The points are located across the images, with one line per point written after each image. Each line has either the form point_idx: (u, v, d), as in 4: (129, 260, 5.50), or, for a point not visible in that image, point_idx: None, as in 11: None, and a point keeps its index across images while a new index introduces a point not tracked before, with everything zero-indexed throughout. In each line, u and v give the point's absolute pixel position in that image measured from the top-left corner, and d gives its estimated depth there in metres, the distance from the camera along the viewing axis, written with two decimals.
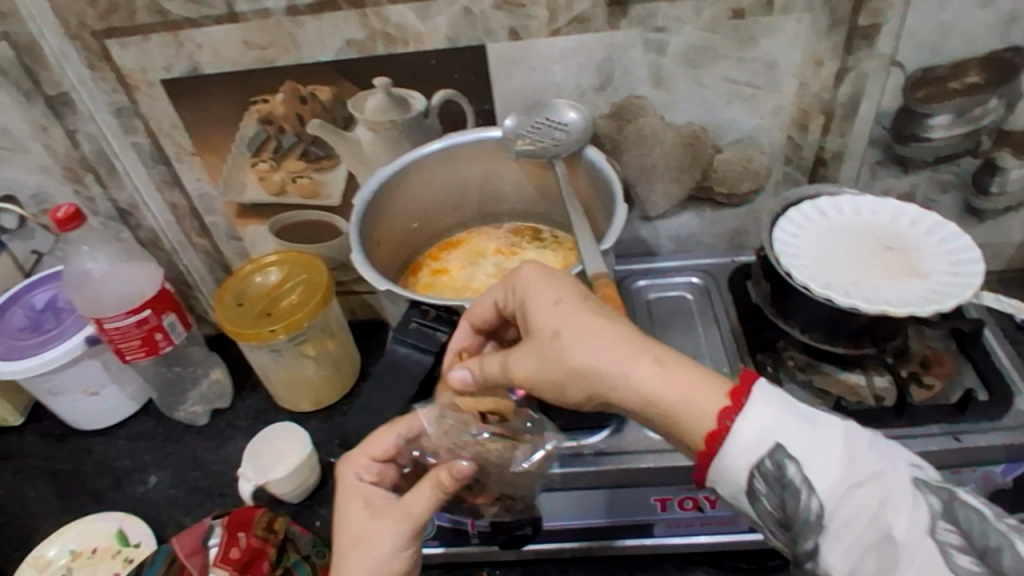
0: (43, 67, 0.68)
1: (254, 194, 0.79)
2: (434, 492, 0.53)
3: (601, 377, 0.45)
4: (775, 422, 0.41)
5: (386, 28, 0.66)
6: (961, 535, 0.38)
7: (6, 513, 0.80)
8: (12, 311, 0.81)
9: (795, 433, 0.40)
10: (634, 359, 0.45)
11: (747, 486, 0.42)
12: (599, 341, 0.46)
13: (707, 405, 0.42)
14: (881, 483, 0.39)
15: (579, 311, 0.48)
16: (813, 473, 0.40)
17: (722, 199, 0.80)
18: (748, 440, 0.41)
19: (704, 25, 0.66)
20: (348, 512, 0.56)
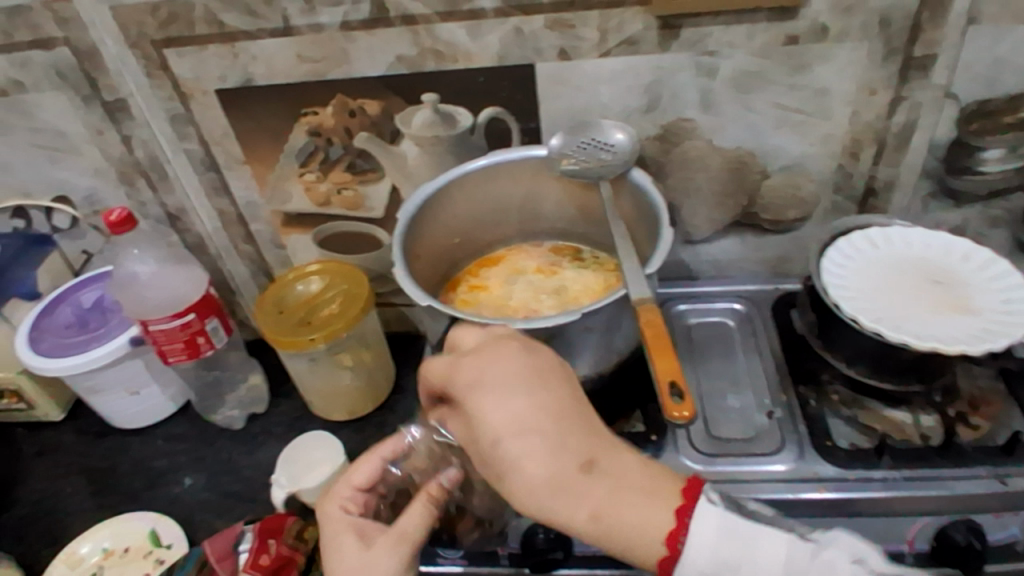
0: (103, 73, 0.70)
1: (299, 204, 0.80)
2: (425, 506, 0.56)
3: (542, 501, 0.44)
4: (720, 549, 0.42)
5: (436, 45, 0.67)
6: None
7: (44, 507, 0.82)
8: (61, 308, 0.83)
9: (737, 561, 0.42)
10: (579, 491, 0.44)
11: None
12: (544, 469, 0.45)
13: (649, 534, 0.43)
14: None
15: (525, 426, 0.46)
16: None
17: (767, 226, 0.78)
18: (695, 571, 0.43)
19: (756, 50, 0.65)
20: (340, 552, 0.55)
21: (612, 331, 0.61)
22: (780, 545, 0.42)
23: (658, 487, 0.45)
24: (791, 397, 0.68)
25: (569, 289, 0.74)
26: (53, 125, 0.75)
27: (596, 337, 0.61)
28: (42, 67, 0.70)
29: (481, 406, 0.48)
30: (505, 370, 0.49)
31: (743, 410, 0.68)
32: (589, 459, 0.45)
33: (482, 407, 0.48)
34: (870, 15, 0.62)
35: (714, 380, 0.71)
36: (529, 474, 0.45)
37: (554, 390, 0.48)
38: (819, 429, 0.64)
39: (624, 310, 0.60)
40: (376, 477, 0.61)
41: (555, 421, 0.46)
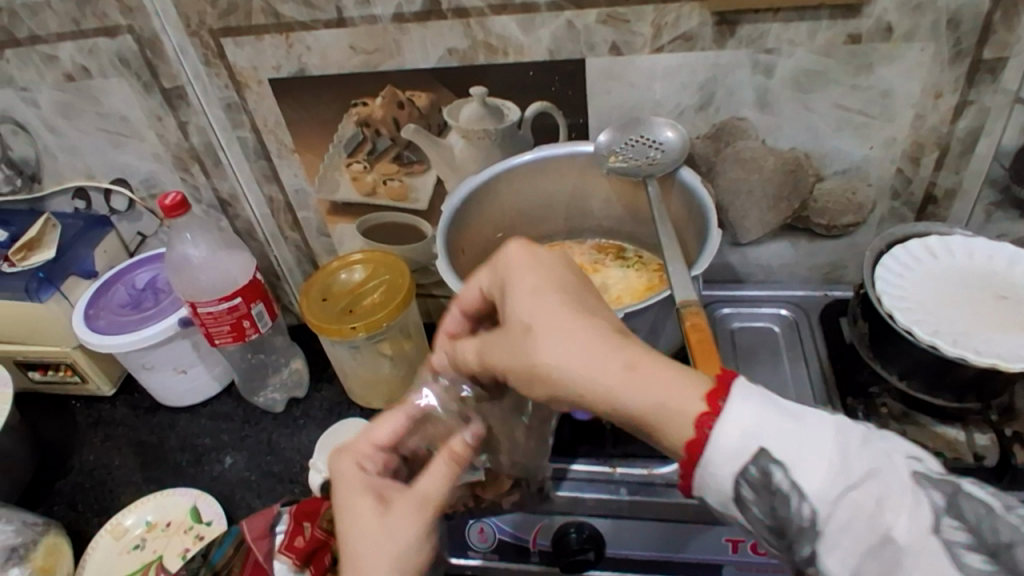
0: (163, 61, 0.72)
1: (346, 193, 0.81)
2: (450, 466, 0.52)
3: (570, 362, 0.41)
4: (763, 422, 0.36)
5: (488, 38, 0.67)
6: (968, 531, 0.32)
7: (94, 477, 0.85)
8: (116, 287, 0.86)
9: (780, 428, 0.35)
10: (608, 351, 0.40)
11: (732, 493, 0.36)
12: (573, 335, 0.42)
13: (686, 391, 0.38)
14: (886, 487, 0.34)
15: (553, 301, 0.44)
16: (803, 477, 0.34)
17: (820, 230, 0.76)
18: (728, 440, 0.36)
19: (817, 49, 0.63)
20: (352, 506, 0.50)
21: (654, 332, 0.60)
22: (833, 426, 0.35)
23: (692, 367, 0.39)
24: (838, 408, 0.65)
25: (613, 289, 0.74)
26: (115, 110, 0.78)
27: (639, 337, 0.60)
28: (106, 53, 0.73)
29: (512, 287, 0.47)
30: (540, 258, 0.48)
31: None
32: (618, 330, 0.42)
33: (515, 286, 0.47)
34: (940, 15, 0.60)
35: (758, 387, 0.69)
36: (557, 345, 0.42)
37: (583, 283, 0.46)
38: None
39: (668, 311, 0.59)
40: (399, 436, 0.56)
41: (583, 301, 0.44)
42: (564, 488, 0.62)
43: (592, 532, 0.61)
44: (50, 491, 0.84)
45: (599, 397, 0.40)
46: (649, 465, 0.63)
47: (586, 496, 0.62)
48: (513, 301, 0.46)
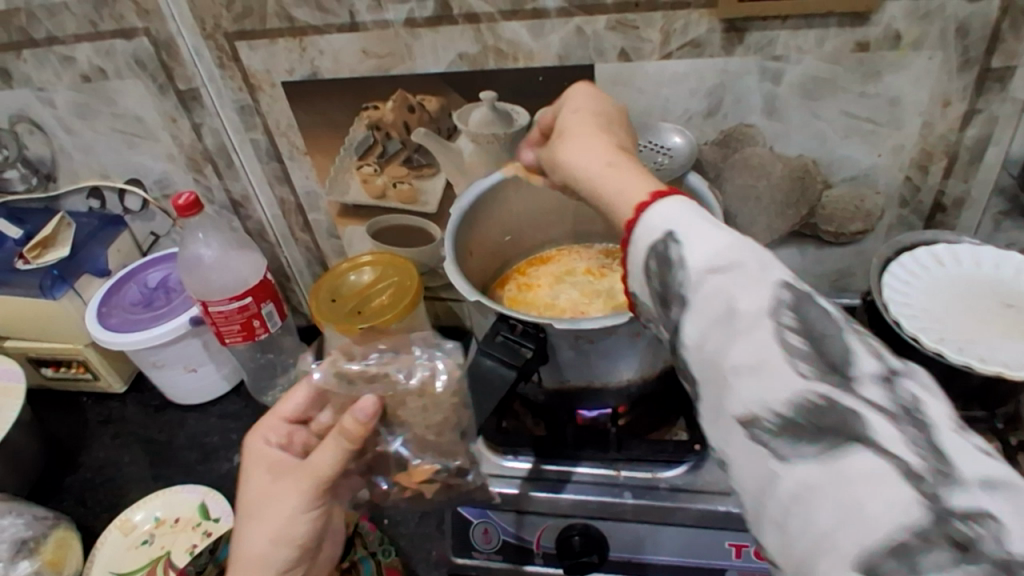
0: (178, 63, 0.73)
1: (356, 196, 0.82)
2: (337, 441, 0.53)
3: (573, 148, 0.47)
4: (688, 215, 0.39)
5: (498, 44, 0.68)
6: (806, 335, 0.34)
7: (103, 473, 0.86)
8: (129, 286, 0.87)
9: (698, 221, 0.38)
10: (607, 160, 0.45)
11: (642, 268, 0.40)
12: (593, 142, 0.47)
13: (641, 187, 0.42)
14: (757, 281, 0.35)
15: (595, 124, 0.49)
16: (690, 252, 0.37)
17: (827, 238, 0.76)
18: (648, 220, 0.40)
19: (825, 56, 0.63)
20: (249, 475, 0.57)
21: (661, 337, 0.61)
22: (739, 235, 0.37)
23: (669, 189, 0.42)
24: None
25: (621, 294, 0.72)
26: (129, 111, 0.79)
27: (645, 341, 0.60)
28: (123, 55, 0.74)
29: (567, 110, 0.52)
30: (594, 102, 0.52)
31: None
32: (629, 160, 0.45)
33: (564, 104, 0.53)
34: (947, 24, 0.60)
35: None
36: (575, 147, 0.47)
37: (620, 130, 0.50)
38: None
39: None
40: (304, 410, 0.60)
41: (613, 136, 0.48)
42: (566, 491, 0.63)
43: (596, 535, 0.61)
44: (60, 487, 0.85)
45: (583, 182, 0.45)
46: (653, 470, 0.63)
47: (589, 498, 0.62)
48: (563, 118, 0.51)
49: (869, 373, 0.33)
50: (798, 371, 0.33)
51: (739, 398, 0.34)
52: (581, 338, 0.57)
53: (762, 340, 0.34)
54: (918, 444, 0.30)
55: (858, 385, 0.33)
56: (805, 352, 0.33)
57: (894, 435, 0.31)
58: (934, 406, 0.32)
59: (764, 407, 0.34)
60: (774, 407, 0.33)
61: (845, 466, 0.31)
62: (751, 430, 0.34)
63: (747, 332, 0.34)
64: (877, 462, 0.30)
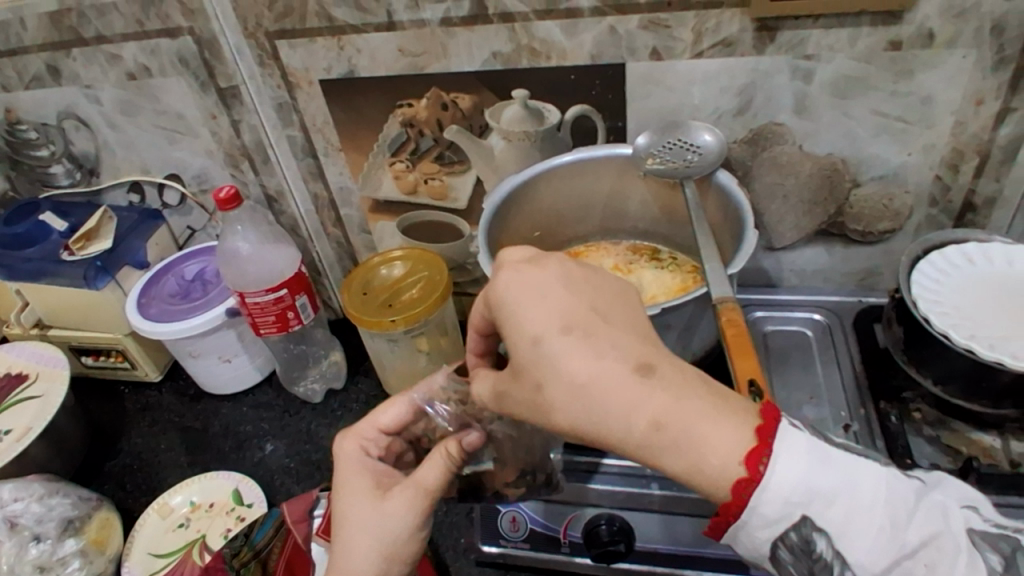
0: (220, 61, 0.76)
1: (388, 192, 0.84)
2: (445, 463, 0.55)
3: (582, 403, 0.41)
4: (810, 478, 0.38)
5: (532, 43, 0.69)
6: None
7: (141, 459, 0.89)
8: (167, 278, 0.90)
9: (829, 497, 0.38)
10: (630, 392, 0.40)
11: (769, 554, 0.40)
12: (574, 361, 0.42)
13: (725, 450, 0.39)
14: (935, 547, 0.37)
15: (560, 329, 0.44)
16: (846, 547, 0.38)
17: (855, 236, 0.77)
18: (770, 506, 0.39)
19: (857, 55, 0.64)
20: (350, 487, 0.57)
21: (690, 330, 0.61)
22: (880, 489, 0.39)
23: (730, 406, 0.41)
24: (870, 412, 0.66)
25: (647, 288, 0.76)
26: (172, 108, 0.82)
27: (674, 333, 0.61)
28: (168, 54, 0.76)
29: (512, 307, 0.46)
30: (552, 295, 0.46)
31: (818, 420, 0.67)
32: (638, 372, 0.41)
33: (518, 317, 0.46)
34: (984, 21, 0.60)
35: (789, 391, 0.70)
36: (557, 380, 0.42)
37: (584, 298, 0.46)
38: (900, 446, 0.61)
39: (704, 310, 0.61)
40: (403, 422, 0.62)
41: (593, 329, 0.44)
42: (594, 481, 0.64)
43: (624, 526, 0.62)
44: (101, 471, 0.88)
45: (615, 443, 0.41)
46: None
47: (617, 489, 0.63)
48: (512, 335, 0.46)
49: None
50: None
51: None
52: None
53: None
54: None
55: None
56: None
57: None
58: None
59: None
60: None
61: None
62: None
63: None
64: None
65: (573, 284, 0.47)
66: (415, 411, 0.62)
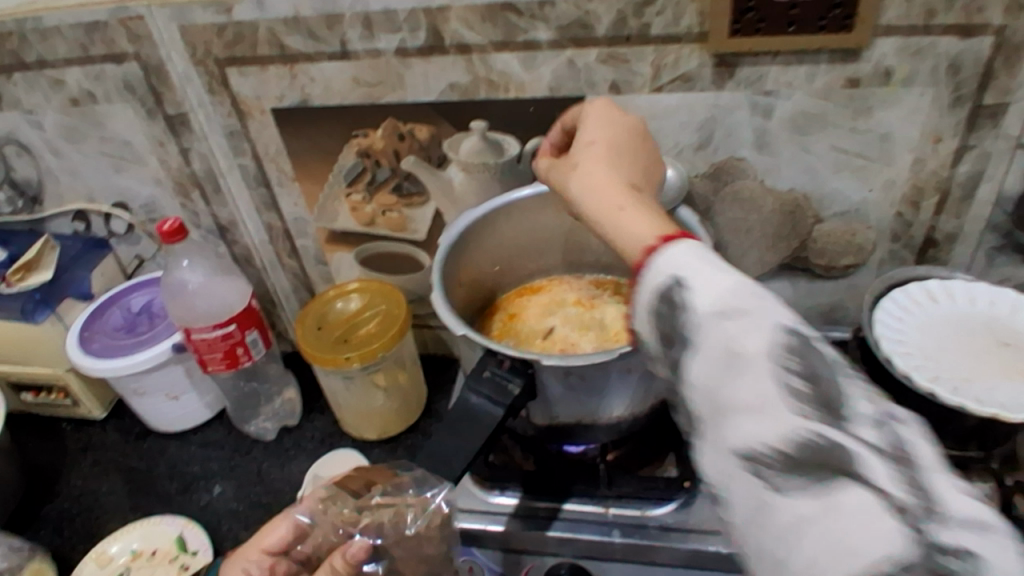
0: (168, 88, 0.73)
1: (345, 223, 0.81)
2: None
3: (597, 175, 0.45)
4: (696, 257, 0.36)
5: (489, 75, 0.67)
6: (812, 387, 0.33)
7: (81, 502, 0.84)
8: (111, 311, 0.85)
9: (710, 271, 0.36)
10: (639, 213, 0.41)
11: (641, 306, 0.38)
12: (595, 175, 0.45)
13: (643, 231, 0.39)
14: (757, 318, 0.34)
15: (615, 169, 0.46)
16: (692, 297, 0.35)
17: (819, 271, 0.76)
18: (657, 265, 0.37)
19: (816, 92, 0.64)
20: None
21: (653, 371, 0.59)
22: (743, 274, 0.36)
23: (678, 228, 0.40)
24: None
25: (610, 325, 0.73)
26: (118, 135, 0.78)
27: (633, 376, 0.57)
28: (112, 80, 0.73)
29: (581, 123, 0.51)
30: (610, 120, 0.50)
31: None
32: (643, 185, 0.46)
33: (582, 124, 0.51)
34: (940, 60, 0.60)
35: None
36: (596, 158, 0.47)
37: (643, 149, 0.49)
38: None
39: None
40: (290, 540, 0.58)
41: (624, 152, 0.48)
42: (554, 528, 0.61)
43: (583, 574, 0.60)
44: (37, 516, 0.83)
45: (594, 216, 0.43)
46: (643, 506, 0.62)
47: (578, 536, 0.60)
48: (587, 133, 0.50)
49: (873, 422, 0.32)
50: (793, 410, 0.32)
51: (739, 434, 0.33)
52: (570, 374, 0.56)
53: (761, 381, 0.33)
54: (908, 483, 0.30)
55: (865, 434, 0.32)
56: (810, 399, 0.32)
57: (894, 482, 0.30)
58: (926, 449, 0.32)
59: (767, 451, 0.32)
60: (774, 445, 0.32)
61: (841, 502, 0.31)
62: (755, 469, 0.32)
63: (750, 370, 0.33)
64: (871, 499, 0.30)
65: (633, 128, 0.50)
66: (299, 527, 0.58)
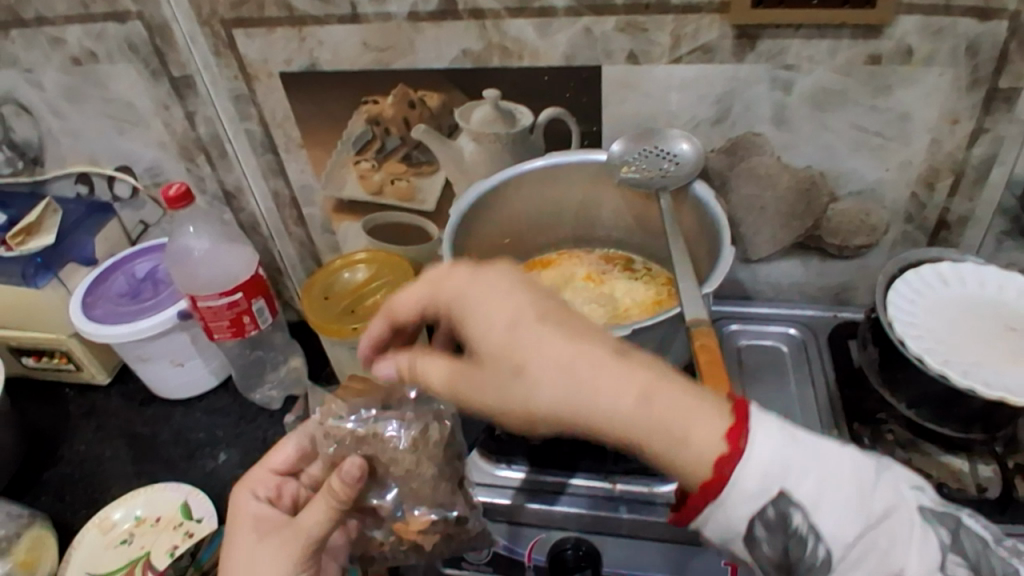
0: (172, 49, 0.71)
1: (352, 191, 0.80)
2: (327, 500, 0.53)
3: (565, 376, 0.41)
4: (777, 460, 0.39)
5: (503, 42, 0.66)
6: (968, 567, 0.39)
7: (83, 468, 0.84)
8: (115, 277, 0.85)
9: (806, 472, 0.40)
10: (682, 400, 0.40)
11: (743, 529, 0.40)
12: (577, 382, 0.41)
13: (705, 428, 0.39)
14: (895, 520, 0.39)
15: (578, 346, 0.42)
16: (819, 520, 0.39)
17: (831, 251, 0.75)
18: (750, 481, 0.39)
19: (838, 67, 0.62)
20: (235, 540, 0.54)
21: (663, 348, 0.59)
22: (844, 461, 0.40)
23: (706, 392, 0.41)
24: (843, 434, 0.64)
25: (619, 301, 0.73)
26: (121, 96, 0.77)
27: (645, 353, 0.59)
28: (115, 39, 0.71)
29: (473, 309, 0.46)
30: (504, 290, 0.46)
31: None
32: (609, 345, 0.42)
33: (477, 317, 0.46)
34: (960, 41, 0.58)
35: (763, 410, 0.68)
36: (550, 351, 0.42)
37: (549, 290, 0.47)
38: None
39: (677, 330, 0.59)
40: (294, 461, 0.61)
41: (562, 320, 0.44)
42: (560, 503, 0.62)
43: (590, 551, 0.58)
44: (37, 482, 0.83)
45: (606, 427, 0.40)
46: (650, 483, 0.62)
47: (583, 512, 0.61)
48: (494, 328, 0.45)
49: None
50: None
51: None
52: None
53: None
54: None
55: None
56: None
57: None
58: None
59: None
60: None
61: None
62: None
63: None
64: None
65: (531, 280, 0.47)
66: (307, 448, 0.61)
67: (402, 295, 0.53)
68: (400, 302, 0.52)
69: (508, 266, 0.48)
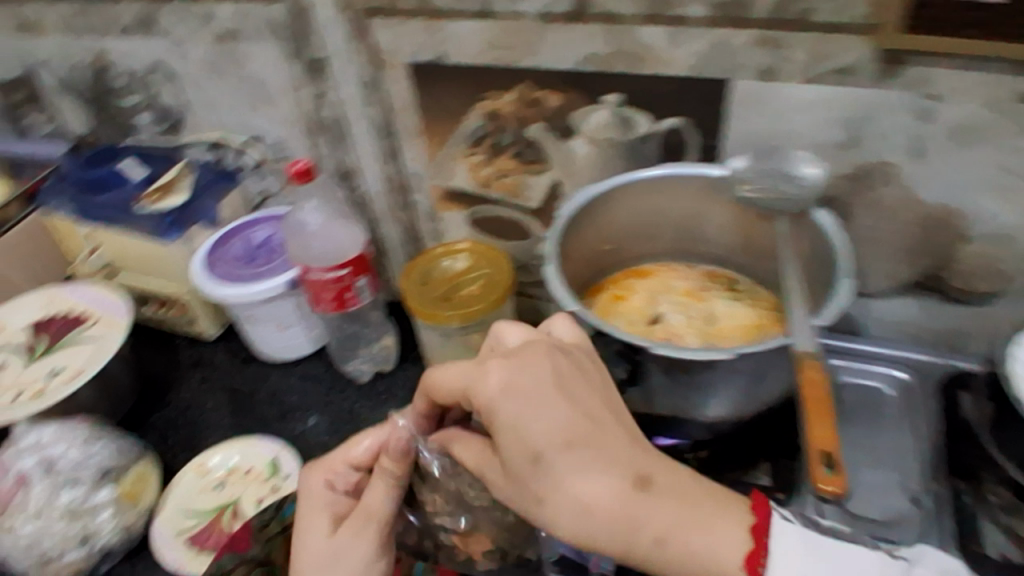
0: (312, 31, 0.75)
1: (461, 182, 0.82)
2: (387, 481, 0.57)
3: (588, 511, 0.45)
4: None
5: (631, 48, 0.66)
6: None
7: (186, 415, 0.90)
8: (232, 242, 0.89)
9: None
10: (700, 535, 0.45)
11: None
12: (600, 522, 0.45)
13: (726, 555, 0.44)
14: None
15: (604, 480, 0.45)
16: None
17: (953, 293, 0.71)
18: None
19: (986, 101, 0.58)
20: (310, 534, 0.58)
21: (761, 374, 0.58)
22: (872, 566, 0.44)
23: (726, 513, 0.46)
24: (942, 487, 0.61)
25: (717, 320, 0.71)
26: (259, 72, 0.82)
27: (742, 378, 0.56)
28: (261, 19, 0.76)
29: (502, 424, 0.48)
30: (534, 409, 0.47)
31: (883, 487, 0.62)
32: (634, 474, 0.46)
33: (507, 432, 0.48)
34: None
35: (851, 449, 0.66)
36: (582, 486, 0.45)
37: (579, 389, 0.50)
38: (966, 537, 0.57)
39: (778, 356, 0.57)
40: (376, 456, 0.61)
41: (590, 443, 0.47)
42: None
43: None
44: (145, 422, 0.90)
45: (625, 553, 0.45)
46: None
47: None
48: (520, 446, 0.47)
49: None
50: None
51: None
52: (676, 366, 0.56)
53: None
54: None
55: None
56: None
57: None
58: None
59: None
60: None
61: None
62: None
63: None
64: None
65: (564, 390, 0.49)
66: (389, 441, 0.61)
67: (439, 381, 0.54)
68: (439, 385, 0.54)
69: (542, 363, 0.50)
